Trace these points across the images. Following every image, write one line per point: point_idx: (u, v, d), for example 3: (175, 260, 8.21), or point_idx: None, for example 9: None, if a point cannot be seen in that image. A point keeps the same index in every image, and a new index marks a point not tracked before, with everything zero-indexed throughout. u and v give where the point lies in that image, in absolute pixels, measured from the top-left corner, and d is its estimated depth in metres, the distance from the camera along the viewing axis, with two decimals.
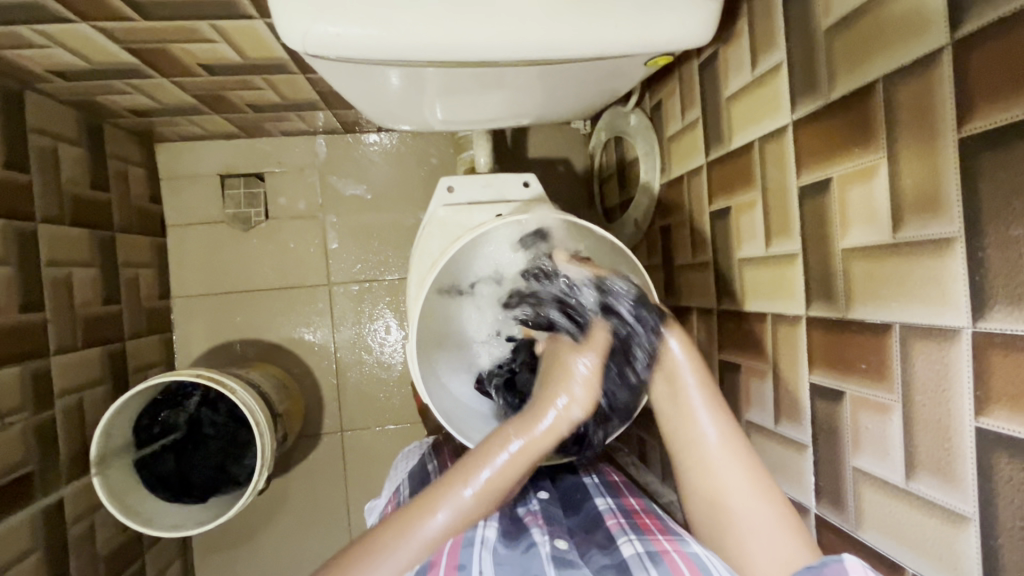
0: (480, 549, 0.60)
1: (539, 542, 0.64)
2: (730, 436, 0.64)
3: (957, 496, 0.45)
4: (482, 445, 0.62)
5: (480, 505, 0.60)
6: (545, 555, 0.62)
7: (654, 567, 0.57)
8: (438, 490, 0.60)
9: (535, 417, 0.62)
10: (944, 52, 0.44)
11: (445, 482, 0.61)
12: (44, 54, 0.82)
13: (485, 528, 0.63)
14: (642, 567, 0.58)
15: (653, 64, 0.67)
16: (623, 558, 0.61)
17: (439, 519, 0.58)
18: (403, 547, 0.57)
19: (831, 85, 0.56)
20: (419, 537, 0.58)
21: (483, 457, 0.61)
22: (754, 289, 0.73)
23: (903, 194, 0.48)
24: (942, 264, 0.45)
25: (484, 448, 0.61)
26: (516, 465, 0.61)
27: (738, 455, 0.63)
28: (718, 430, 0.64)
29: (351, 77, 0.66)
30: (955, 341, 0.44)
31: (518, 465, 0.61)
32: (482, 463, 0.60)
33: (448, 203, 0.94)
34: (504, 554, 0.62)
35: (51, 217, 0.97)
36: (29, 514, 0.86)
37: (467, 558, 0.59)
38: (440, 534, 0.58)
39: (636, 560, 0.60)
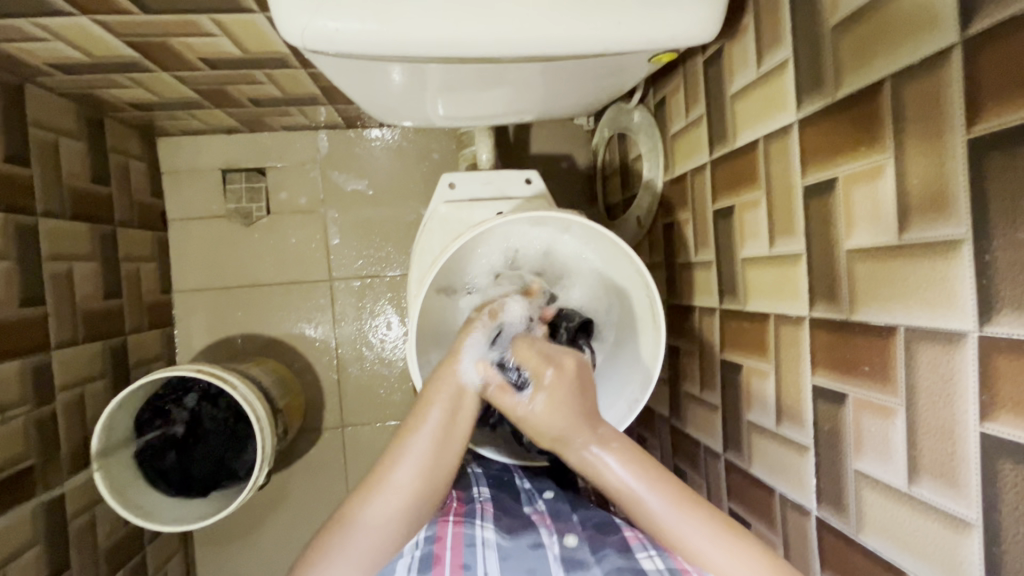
0: (482, 549, 0.64)
1: (547, 544, 0.66)
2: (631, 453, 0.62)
3: (961, 502, 0.45)
4: (423, 399, 0.66)
5: (438, 446, 0.64)
6: (551, 559, 0.64)
7: None
8: (390, 456, 0.63)
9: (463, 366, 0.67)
10: (954, 51, 0.43)
11: (393, 449, 0.64)
12: (44, 47, 0.82)
13: (485, 530, 0.67)
14: None
15: (657, 60, 0.67)
16: (641, 569, 0.61)
17: (400, 475, 0.61)
18: (375, 502, 0.60)
19: (838, 82, 0.55)
20: (391, 487, 0.61)
21: (427, 407, 0.65)
22: (757, 289, 0.72)
23: (910, 195, 0.48)
24: (949, 267, 0.44)
25: (425, 403, 0.66)
26: (455, 407, 0.66)
27: (633, 464, 0.62)
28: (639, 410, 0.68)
29: (351, 73, 0.65)
30: (961, 345, 0.44)
31: (453, 407, 0.65)
32: (426, 411, 0.65)
33: (450, 199, 0.93)
34: (507, 548, 0.65)
35: (52, 212, 0.97)
36: (30, 507, 0.86)
37: (471, 558, 0.62)
38: (410, 484, 0.61)
39: (656, 575, 0.59)
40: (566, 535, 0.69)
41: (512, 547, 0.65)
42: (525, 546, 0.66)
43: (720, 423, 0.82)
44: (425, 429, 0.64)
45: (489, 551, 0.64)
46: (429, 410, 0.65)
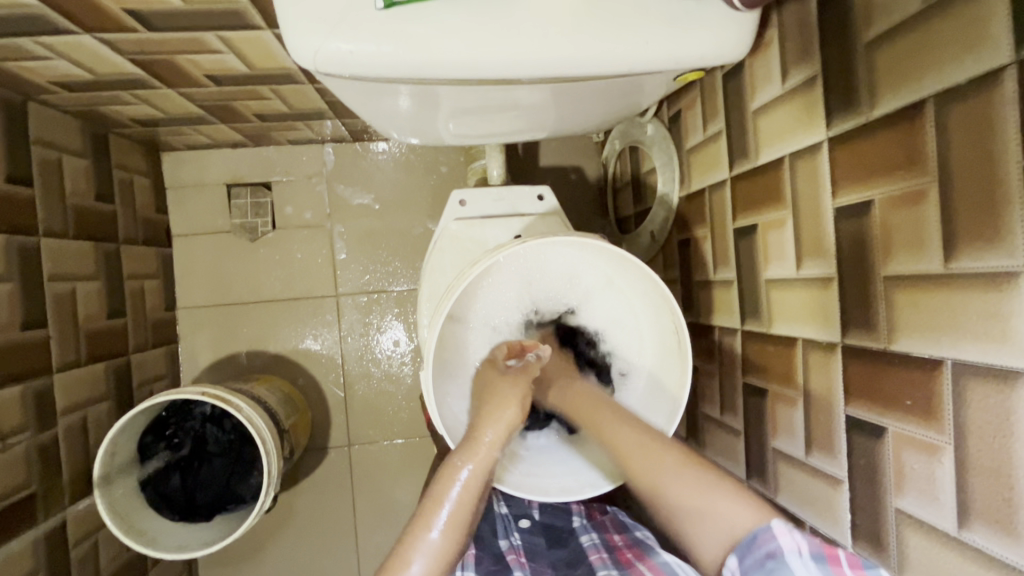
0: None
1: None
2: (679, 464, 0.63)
3: (1018, 552, 0.42)
4: (437, 482, 0.65)
5: (449, 541, 0.62)
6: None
7: None
8: (406, 545, 0.62)
9: (477, 441, 0.66)
10: (1007, 71, 0.41)
11: (409, 535, 0.62)
12: (47, 66, 0.80)
13: None
14: None
15: (678, 78, 0.64)
16: None
17: (415, 571, 0.60)
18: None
19: (873, 101, 0.53)
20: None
21: (438, 498, 0.64)
22: (782, 312, 0.69)
23: (957, 222, 0.45)
24: (1003, 300, 0.42)
25: (437, 495, 0.64)
26: (467, 499, 0.64)
27: (644, 434, 0.66)
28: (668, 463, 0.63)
29: (362, 94, 0.63)
30: (1018, 385, 0.41)
31: (468, 495, 0.64)
32: (436, 506, 0.64)
33: (461, 217, 0.91)
34: None
35: (55, 231, 0.95)
36: (30, 537, 0.83)
37: None
38: None
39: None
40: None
41: None
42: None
43: (742, 448, 0.79)
44: (438, 523, 0.63)
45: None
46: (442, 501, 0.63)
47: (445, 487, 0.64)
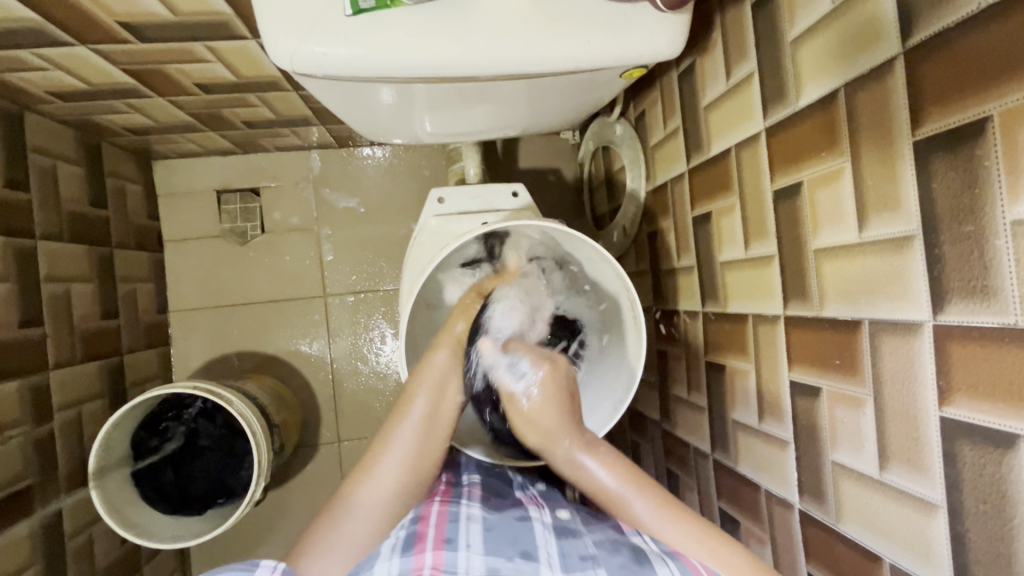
0: (466, 523, 0.62)
1: (536, 516, 0.66)
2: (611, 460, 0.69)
3: (926, 484, 0.47)
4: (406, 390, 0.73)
5: (421, 440, 0.70)
6: (540, 528, 0.63)
7: (671, 561, 0.56)
8: (387, 432, 0.70)
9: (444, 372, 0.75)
10: (897, 60, 0.47)
11: (391, 424, 0.71)
12: (45, 77, 0.85)
13: (470, 507, 0.65)
14: (658, 558, 0.57)
15: (628, 76, 0.70)
16: (635, 544, 0.60)
17: (391, 456, 0.68)
18: (366, 485, 0.66)
19: (799, 91, 0.59)
20: (378, 478, 0.66)
21: (411, 403, 0.72)
22: (735, 291, 0.75)
23: (867, 197, 0.51)
24: (904, 260, 0.47)
25: (405, 403, 0.72)
26: (436, 404, 0.73)
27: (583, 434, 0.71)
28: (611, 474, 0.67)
29: (342, 94, 0.69)
30: (918, 335, 0.46)
31: (436, 405, 0.72)
32: (408, 405, 0.72)
33: (440, 213, 0.95)
34: (493, 523, 0.63)
35: (50, 234, 0.99)
36: (28, 527, 0.86)
37: (454, 532, 0.60)
38: (396, 472, 0.67)
39: (655, 555, 0.58)
40: (558, 510, 0.69)
41: (496, 521, 0.63)
42: (512, 520, 0.64)
43: (707, 424, 0.84)
44: (411, 421, 0.71)
45: (473, 525, 0.62)
46: (412, 403, 0.72)
47: (411, 397, 0.72)
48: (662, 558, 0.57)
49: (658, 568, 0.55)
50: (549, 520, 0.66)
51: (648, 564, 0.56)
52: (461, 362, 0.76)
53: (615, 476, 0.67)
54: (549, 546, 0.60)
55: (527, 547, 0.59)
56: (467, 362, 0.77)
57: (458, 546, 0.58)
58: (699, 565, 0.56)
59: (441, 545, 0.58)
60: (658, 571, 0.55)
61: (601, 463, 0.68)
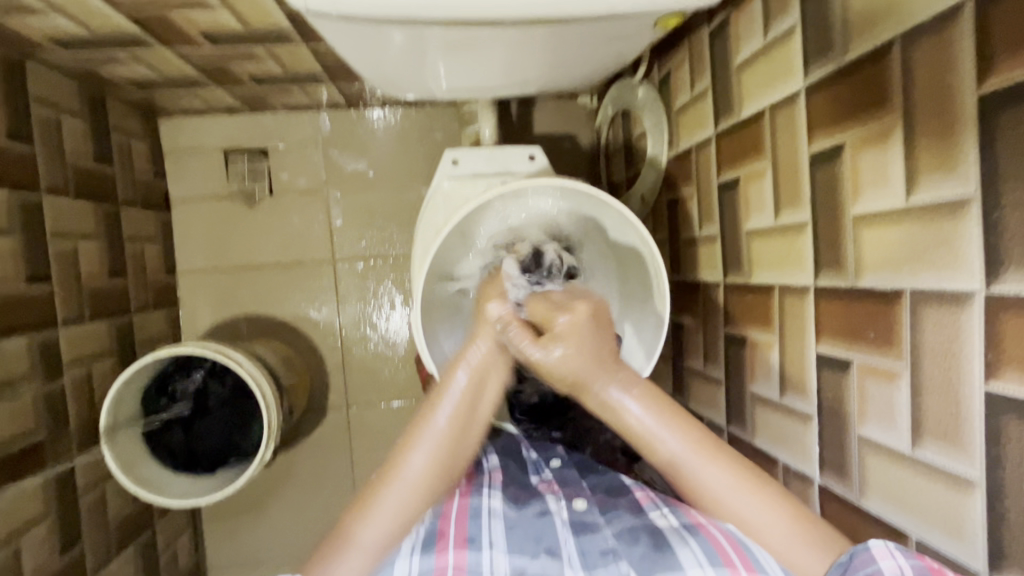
0: (488, 520, 0.61)
1: (554, 510, 0.64)
2: (651, 396, 0.60)
3: (964, 461, 0.45)
4: (445, 369, 0.66)
5: (451, 437, 0.63)
6: (559, 524, 0.62)
7: (691, 539, 0.55)
8: (410, 434, 0.63)
9: (469, 345, 0.66)
10: (965, 6, 0.43)
11: (414, 426, 0.63)
12: (45, 22, 0.81)
13: (491, 499, 0.65)
14: (677, 538, 0.56)
15: (662, 25, 0.66)
16: (656, 527, 0.59)
17: (416, 459, 0.61)
18: (389, 492, 0.60)
19: (846, 45, 0.55)
20: (401, 483, 0.60)
21: (438, 396, 0.64)
22: (761, 261, 0.72)
23: (918, 159, 0.47)
24: (955, 227, 0.44)
25: (440, 388, 0.65)
26: (473, 386, 0.65)
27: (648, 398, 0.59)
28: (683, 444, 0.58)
29: (355, 37, 0.65)
30: (966, 305, 0.44)
31: (472, 387, 0.64)
32: (441, 394, 0.64)
33: (453, 175, 0.93)
34: (515, 518, 0.63)
35: (56, 190, 0.97)
36: (41, 480, 0.87)
37: (476, 530, 0.60)
38: (424, 475, 0.61)
39: (673, 533, 0.57)
40: (576, 498, 0.67)
41: (518, 516, 0.63)
42: (532, 516, 0.63)
43: (723, 397, 0.82)
44: (442, 414, 0.63)
45: (495, 522, 0.62)
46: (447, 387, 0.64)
47: (451, 373, 0.65)
48: (682, 537, 0.56)
49: (679, 551, 0.54)
50: (567, 513, 0.64)
51: (669, 548, 0.55)
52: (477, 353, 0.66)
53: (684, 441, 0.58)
54: (569, 545, 0.60)
55: (550, 544, 0.60)
56: (480, 341, 0.66)
57: (481, 546, 0.58)
58: (720, 534, 0.54)
59: (463, 545, 0.58)
60: (680, 556, 0.54)
61: (686, 452, 0.58)
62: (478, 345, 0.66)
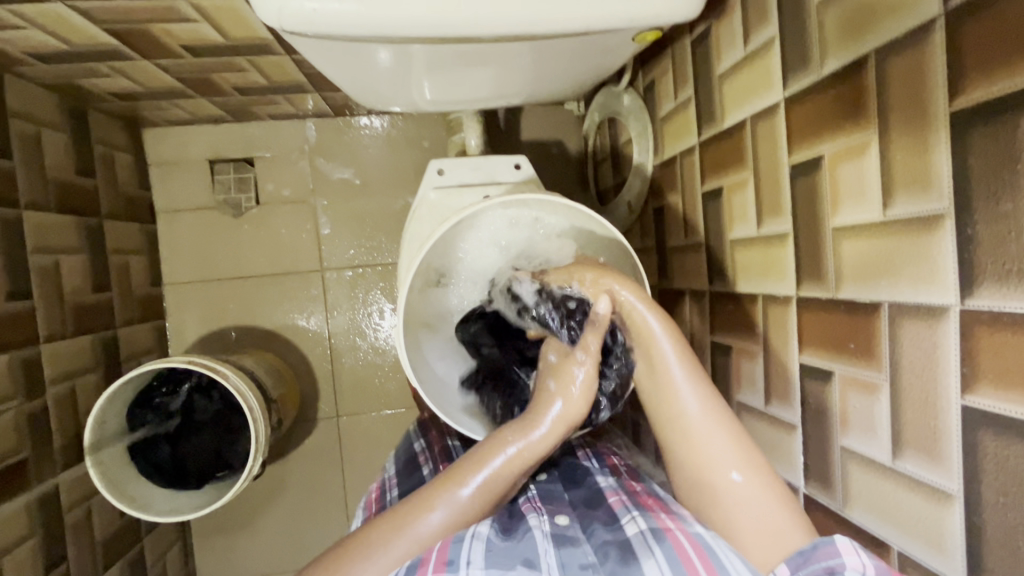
0: (470, 542, 0.56)
1: (535, 524, 0.62)
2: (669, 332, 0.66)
3: (942, 474, 0.45)
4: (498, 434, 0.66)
5: (478, 505, 0.61)
6: (540, 537, 0.60)
7: (657, 546, 0.55)
8: (435, 490, 0.61)
9: (533, 424, 0.66)
10: (937, 22, 0.43)
11: (442, 483, 0.62)
12: (23, 36, 0.80)
13: (475, 522, 0.61)
14: (645, 546, 0.56)
15: (642, 39, 0.66)
16: (626, 537, 0.59)
17: (435, 517, 0.59)
18: (398, 542, 0.58)
19: (823, 59, 0.55)
20: (413, 533, 0.58)
21: (481, 461, 0.63)
22: (745, 270, 0.72)
23: (894, 171, 0.48)
24: (932, 241, 0.45)
25: (486, 450, 0.65)
26: (516, 465, 0.64)
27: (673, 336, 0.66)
28: (699, 404, 0.63)
29: (337, 55, 0.65)
30: (943, 319, 0.44)
31: (516, 466, 0.64)
32: (480, 463, 0.63)
33: (439, 186, 0.92)
34: (498, 546, 0.57)
35: (37, 204, 0.96)
36: (24, 500, 0.86)
37: (456, 553, 0.55)
38: (435, 535, 0.59)
39: (640, 541, 0.57)
40: (557, 515, 0.66)
41: (502, 542, 0.58)
42: (512, 530, 0.61)
43: None
44: (471, 485, 0.62)
45: (477, 543, 0.56)
46: (492, 456, 0.63)
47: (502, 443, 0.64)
48: (648, 545, 0.56)
49: (643, 563, 0.54)
50: (548, 527, 0.63)
51: (635, 562, 0.55)
52: (542, 434, 0.65)
53: (697, 398, 0.64)
54: (549, 556, 0.57)
55: (528, 556, 0.57)
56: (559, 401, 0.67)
57: (459, 566, 0.53)
58: (685, 540, 0.55)
59: (442, 568, 0.53)
60: (644, 567, 0.53)
61: (685, 377, 0.64)
62: (545, 425, 0.66)
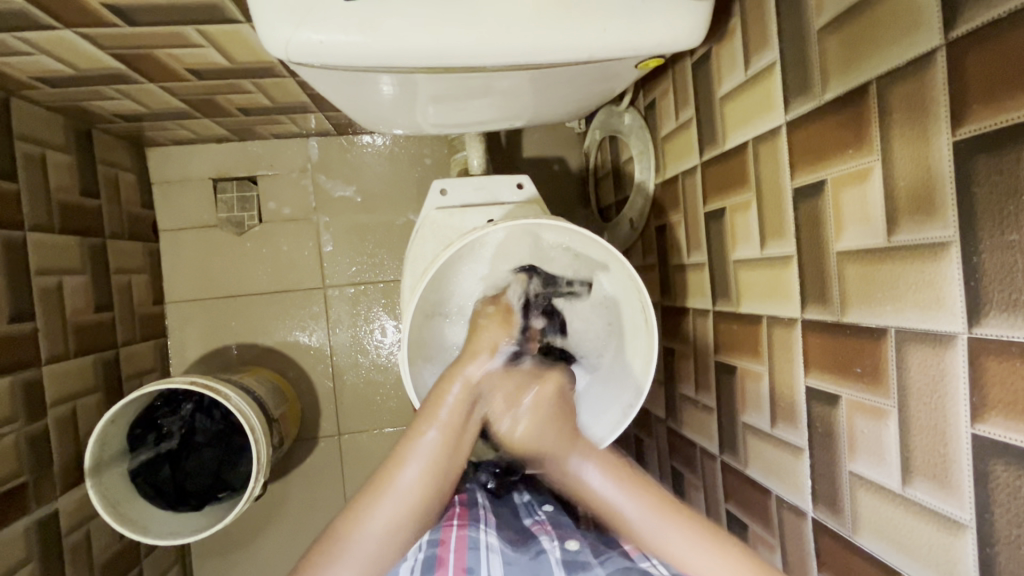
0: (486, 551, 0.64)
1: (549, 549, 0.66)
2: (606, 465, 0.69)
3: (953, 503, 0.45)
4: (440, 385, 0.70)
5: (443, 446, 0.66)
6: (553, 563, 0.63)
7: None
8: (405, 444, 0.65)
9: (474, 359, 0.71)
10: (938, 53, 0.44)
11: (410, 434, 0.66)
12: (30, 61, 0.81)
13: (489, 535, 0.67)
14: None
15: (643, 65, 0.67)
16: (643, 568, 0.61)
17: (410, 471, 0.64)
18: (383, 501, 0.62)
19: (825, 84, 0.56)
20: (396, 490, 0.62)
21: (434, 409, 0.67)
22: (749, 291, 0.72)
23: (897, 196, 0.48)
24: (937, 267, 0.45)
25: (436, 399, 0.68)
26: (469, 401, 0.69)
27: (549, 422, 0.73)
28: (643, 505, 0.64)
29: (341, 84, 0.65)
30: (950, 347, 0.44)
31: (462, 407, 0.69)
32: (438, 407, 0.68)
33: (441, 206, 0.92)
34: (513, 556, 0.65)
35: (41, 226, 0.96)
36: (23, 525, 0.85)
37: (474, 560, 0.62)
38: (416, 487, 0.63)
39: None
40: (567, 539, 0.68)
41: (516, 556, 0.65)
42: (528, 557, 0.65)
43: (716, 425, 0.82)
44: (433, 428, 0.66)
45: (492, 555, 0.64)
46: (444, 396, 0.68)
47: (449, 388, 0.69)
48: None
49: None
50: (560, 552, 0.65)
51: None
52: (483, 368, 0.71)
53: (645, 503, 0.65)
54: None
55: None
56: (493, 348, 0.73)
57: None
58: None
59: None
60: None
61: (648, 511, 0.64)
62: (485, 358, 0.72)
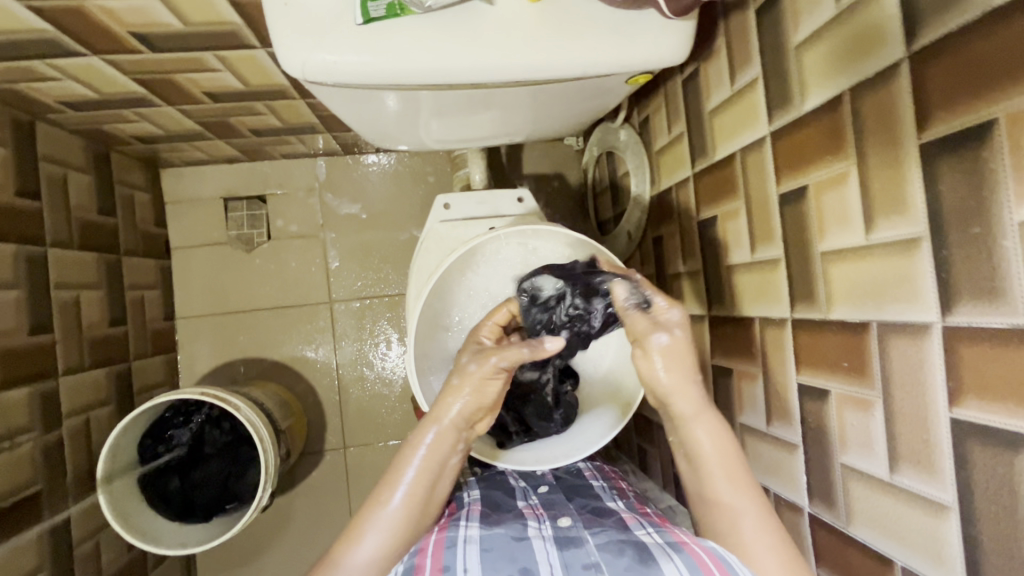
0: (464, 547, 0.59)
1: (533, 533, 0.63)
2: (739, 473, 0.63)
3: (937, 486, 0.47)
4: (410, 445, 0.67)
5: (402, 518, 0.65)
6: (539, 545, 0.61)
7: (676, 555, 0.56)
8: (362, 518, 0.64)
9: (433, 423, 0.67)
10: (902, 64, 0.47)
11: (368, 507, 0.65)
12: (58, 87, 0.86)
13: (468, 528, 0.63)
14: (664, 555, 0.56)
15: (634, 81, 0.71)
16: (641, 542, 0.60)
17: (366, 545, 0.62)
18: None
19: (804, 95, 0.60)
20: (350, 567, 0.61)
21: (394, 479, 0.66)
22: (742, 295, 0.75)
23: (873, 198, 0.51)
24: (911, 261, 0.48)
25: (396, 469, 0.67)
26: (429, 471, 0.67)
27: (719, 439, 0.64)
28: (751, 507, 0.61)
29: (351, 102, 0.70)
30: (926, 336, 0.46)
31: (433, 458, 0.67)
32: (397, 477, 0.66)
33: (445, 219, 0.96)
34: (493, 542, 0.61)
35: (61, 242, 1.00)
36: (36, 533, 0.87)
37: (451, 559, 0.58)
38: (370, 562, 0.62)
39: (657, 547, 0.58)
40: (561, 519, 0.69)
41: (498, 540, 0.61)
42: (513, 540, 0.62)
43: None
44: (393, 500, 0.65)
45: (471, 547, 0.60)
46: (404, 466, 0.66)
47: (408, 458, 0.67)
48: (668, 553, 0.56)
49: (663, 565, 0.54)
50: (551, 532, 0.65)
51: (654, 564, 0.55)
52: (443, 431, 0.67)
53: (751, 505, 0.61)
54: (551, 559, 0.59)
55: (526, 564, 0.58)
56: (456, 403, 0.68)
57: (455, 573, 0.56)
58: (702, 550, 0.56)
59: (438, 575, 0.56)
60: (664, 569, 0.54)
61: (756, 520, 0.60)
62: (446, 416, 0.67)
